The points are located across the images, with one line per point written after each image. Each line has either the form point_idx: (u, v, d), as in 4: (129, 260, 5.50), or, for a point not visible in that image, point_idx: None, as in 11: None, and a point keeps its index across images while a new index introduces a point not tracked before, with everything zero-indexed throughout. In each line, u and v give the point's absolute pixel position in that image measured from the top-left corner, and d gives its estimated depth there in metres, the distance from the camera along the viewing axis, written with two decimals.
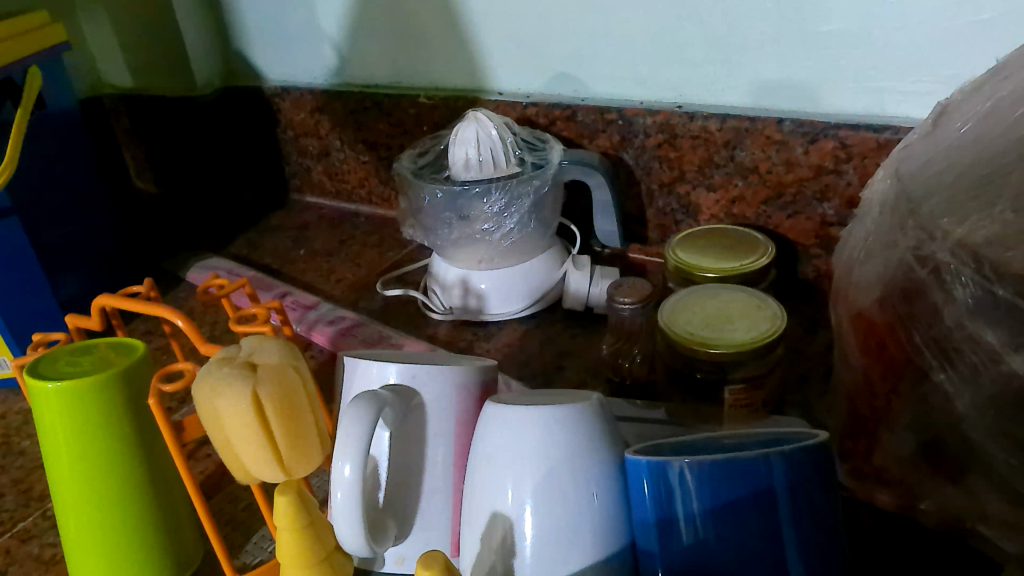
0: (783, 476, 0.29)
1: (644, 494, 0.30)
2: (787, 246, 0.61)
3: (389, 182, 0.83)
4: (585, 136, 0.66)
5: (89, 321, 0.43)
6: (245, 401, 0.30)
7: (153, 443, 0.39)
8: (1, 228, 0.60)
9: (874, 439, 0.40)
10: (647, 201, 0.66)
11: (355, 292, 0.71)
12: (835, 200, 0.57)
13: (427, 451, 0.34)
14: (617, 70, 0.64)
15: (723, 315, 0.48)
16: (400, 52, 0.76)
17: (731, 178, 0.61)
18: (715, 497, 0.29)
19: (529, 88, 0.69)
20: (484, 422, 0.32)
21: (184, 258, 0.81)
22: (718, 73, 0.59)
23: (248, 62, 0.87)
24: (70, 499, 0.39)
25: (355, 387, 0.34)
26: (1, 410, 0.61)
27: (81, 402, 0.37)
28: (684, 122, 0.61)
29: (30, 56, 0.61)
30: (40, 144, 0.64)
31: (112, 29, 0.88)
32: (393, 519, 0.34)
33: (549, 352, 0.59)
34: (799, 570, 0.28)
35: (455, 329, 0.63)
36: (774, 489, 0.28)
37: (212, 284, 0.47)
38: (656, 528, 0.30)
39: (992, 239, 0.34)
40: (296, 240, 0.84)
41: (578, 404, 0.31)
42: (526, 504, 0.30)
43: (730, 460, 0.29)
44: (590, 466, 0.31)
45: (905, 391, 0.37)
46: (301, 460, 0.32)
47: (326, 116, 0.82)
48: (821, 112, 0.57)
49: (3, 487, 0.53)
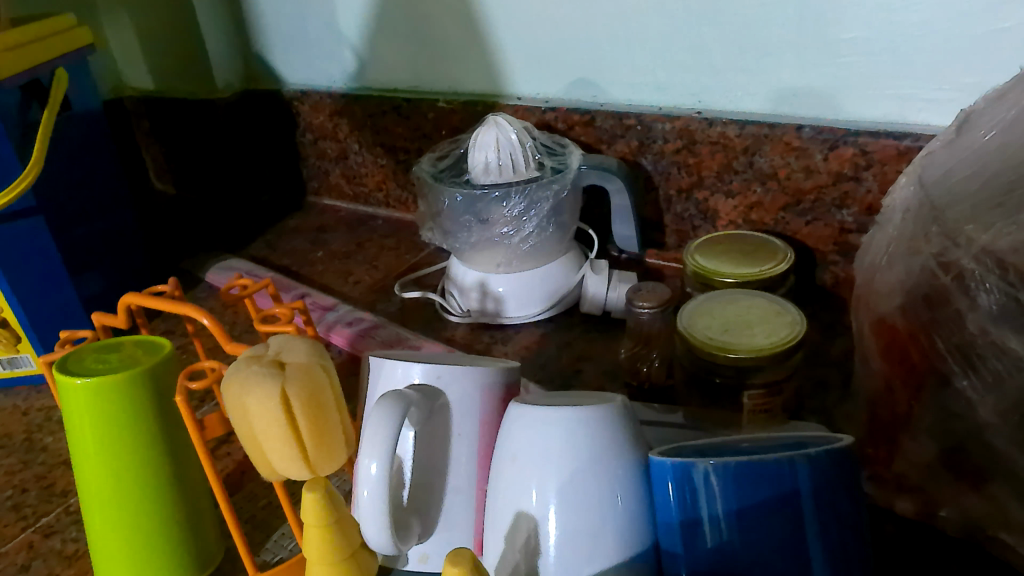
0: (807, 478, 0.29)
1: (669, 495, 0.30)
2: (805, 253, 0.61)
3: (407, 186, 0.84)
4: (604, 141, 0.67)
5: (116, 319, 0.43)
6: (272, 398, 0.30)
7: (178, 440, 0.40)
8: (26, 227, 0.61)
9: (894, 445, 0.40)
10: (665, 206, 0.67)
11: (373, 294, 0.72)
12: (854, 207, 0.57)
13: (451, 451, 0.34)
14: (635, 75, 0.64)
15: (744, 320, 0.48)
16: (420, 57, 0.77)
17: (750, 185, 0.61)
18: (739, 499, 0.29)
19: (548, 93, 0.70)
20: (509, 422, 0.33)
21: (203, 259, 0.82)
22: (737, 79, 0.60)
23: (268, 66, 0.88)
24: (97, 494, 0.39)
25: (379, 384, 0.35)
26: (23, 406, 0.62)
27: (108, 399, 0.37)
28: (703, 128, 0.61)
29: (57, 58, 0.62)
30: (67, 143, 0.65)
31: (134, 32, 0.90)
32: (416, 517, 0.34)
33: (567, 356, 0.59)
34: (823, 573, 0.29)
35: (472, 331, 0.64)
36: (799, 491, 0.29)
37: (236, 283, 0.48)
38: (680, 530, 0.30)
39: (1017, 247, 0.34)
40: (314, 242, 0.85)
41: (602, 406, 0.32)
42: (550, 504, 0.31)
43: (756, 463, 0.29)
44: (615, 467, 0.31)
45: (926, 398, 0.37)
46: (325, 457, 0.33)
47: (345, 120, 0.83)
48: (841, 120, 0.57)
49: (26, 482, 0.54)
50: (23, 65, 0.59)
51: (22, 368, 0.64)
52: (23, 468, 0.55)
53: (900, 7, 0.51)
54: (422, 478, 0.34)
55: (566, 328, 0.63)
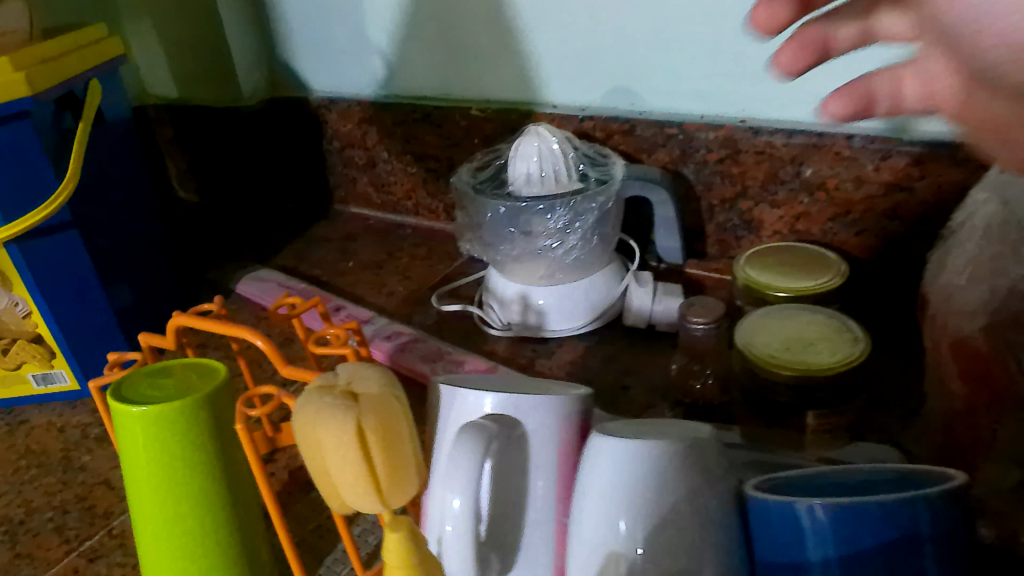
0: (924, 519, 0.28)
1: (773, 533, 0.30)
2: (853, 264, 0.60)
3: (436, 194, 0.83)
4: (644, 150, 0.65)
5: (165, 341, 0.42)
6: (344, 428, 0.29)
7: (234, 466, 0.39)
8: (61, 240, 0.59)
9: (972, 470, 0.39)
10: (707, 216, 0.65)
11: (407, 305, 0.70)
12: (907, 218, 0.56)
13: (528, 483, 0.33)
14: (676, 83, 0.63)
15: (806, 338, 0.47)
16: (451, 64, 0.75)
17: (796, 195, 0.60)
18: (843, 539, 0.28)
19: (584, 101, 0.68)
20: (589, 454, 0.32)
21: (232, 270, 0.81)
22: (784, 87, 0.58)
23: (294, 74, 0.87)
24: (153, 522, 0.38)
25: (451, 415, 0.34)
26: (59, 424, 0.61)
27: (165, 427, 0.36)
28: (747, 137, 0.60)
29: (90, 70, 0.61)
30: (100, 155, 0.64)
31: (158, 41, 0.89)
32: (495, 552, 0.32)
33: (613, 370, 0.58)
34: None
35: (513, 345, 0.63)
36: (918, 536, 0.28)
37: (284, 302, 0.47)
38: (784, 568, 0.30)
39: None
40: (344, 252, 0.83)
41: (684, 440, 0.31)
42: (639, 546, 0.30)
43: (867, 507, 0.28)
44: (705, 502, 0.30)
45: (1009, 422, 0.36)
46: (398, 491, 0.31)
47: (374, 128, 0.82)
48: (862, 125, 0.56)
49: (67, 503, 0.53)
50: (59, 77, 0.58)
51: (56, 385, 0.63)
52: (62, 488, 0.54)
53: None
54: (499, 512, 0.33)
55: (610, 341, 0.62)
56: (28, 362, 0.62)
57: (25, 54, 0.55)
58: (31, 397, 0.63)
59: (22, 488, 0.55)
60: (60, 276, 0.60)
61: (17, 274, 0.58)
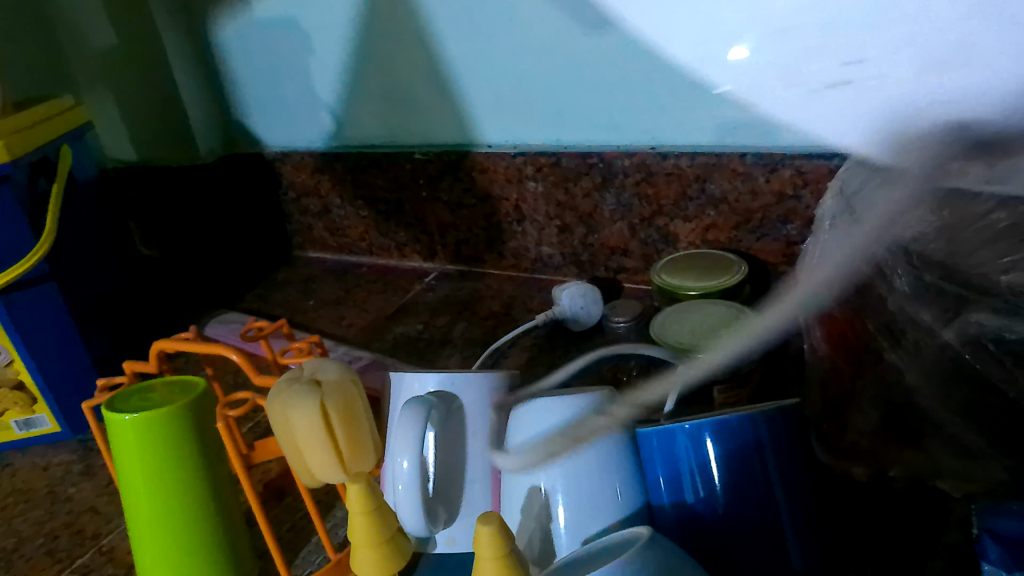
0: (778, 430, 0.34)
1: (660, 458, 0.35)
2: (758, 265, 0.66)
3: (388, 235, 0.90)
4: (570, 179, 0.72)
5: (148, 364, 0.48)
6: (310, 407, 0.35)
7: (214, 466, 0.45)
8: (41, 293, 0.65)
9: (845, 419, 0.43)
10: (628, 232, 0.72)
11: (366, 334, 0.77)
12: (797, 221, 0.63)
13: (468, 444, 0.39)
14: (596, 117, 0.70)
15: (700, 275, 0.62)
16: (395, 113, 0.82)
17: (704, 209, 0.67)
18: (726, 449, 0.34)
19: (699, 143, 0.66)
20: (518, 414, 0.37)
21: (199, 315, 0.86)
22: (683, 115, 0.65)
23: (247, 129, 0.95)
24: (143, 518, 0.44)
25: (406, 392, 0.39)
26: (42, 464, 0.66)
27: (153, 432, 0.42)
28: (658, 162, 0.67)
29: (61, 137, 0.67)
30: (73, 213, 0.69)
31: (118, 108, 0.95)
32: (442, 504, 0.38)
33: (554, 375, 0.64)
34: (807, 538, 0.34)
35: (465, 361, 0.69)
36: (764, 440, 0.34)
37: (253, 327, 0.53)
38: (672, 479, 0.35)
39: (876, 208, 0.40)
40: (304, 292, 0.89)
41: (597, 393, 0.36)
42: (558, 488, 0.35)
43: (722, 421, 0.34)
44: (605, 449, 0.35)
45: (866, 375, 0.41)
46: (357, 459, 0.37)
47: (326, 176, 0.89)
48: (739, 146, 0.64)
49: (57, 529, 0.57)
50: (31, 145, 0.63)
51: (38, 428, 0.67)
52: (51, 517, 0.58)
53: None
54: (447, 468, 0.38)
55: (550, 349, 0.68)
56: (11, 409, 0.66)
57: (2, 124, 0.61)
58: (15, 442, 0.68)
59: (12, 521, 0.59)
60: (40, 326, 0.65)
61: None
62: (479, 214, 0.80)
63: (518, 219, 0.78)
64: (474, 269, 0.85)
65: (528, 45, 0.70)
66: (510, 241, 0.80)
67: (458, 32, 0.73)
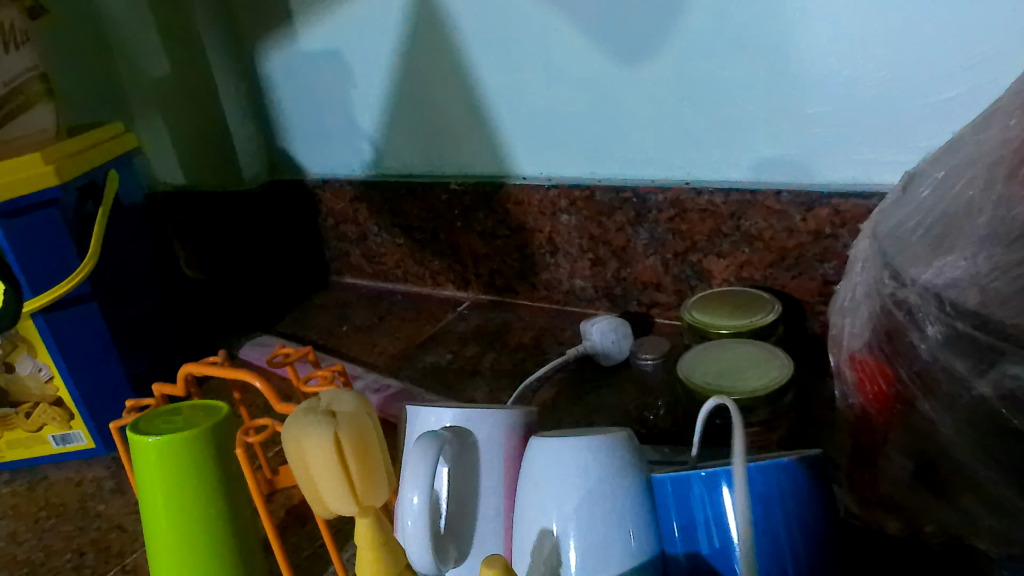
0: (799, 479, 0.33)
1: (675, 504, 0.35)
2: (793, 304, 0.65)
3: (422, 263, 0.90)
4: (604, 213, 0.72)
5: (175, 387, 0.49)
6: (323, 438, 0.35)
7: (233, 491, 0.45)
8: (82, 312, 0.66)
9: (877, 469, 0.41)
10: (661, 267, 0.71)
11: (396, 361, 0.77)
12: (834, 261, 0.61)
13: (481, 482, 0.39)
14: (630, 152, 0.70)
15: (733, 313, 0.61)
16: (433, 144, 0.83)
17: (738, 246, 0.66)
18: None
19: (734, 178, 0.65)
20: (532, 454, 0.37)
21: (235, 338, 0.88)
22: (718, 151, 0.65)
23: (291, 156, 0.97)
24: (161, 540, 0.44)
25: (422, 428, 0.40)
26: (75, 479, 0.67)
27: (174, 454, 0.42)
28: (692, 198, 0.66)
29: (109, 162, 0.70)
30: (118, 236, 0.71)
31: (168, 134, 0.98)
32: (453, 543, 0.37)
33: (581, 410, 0.63)
34: None
35: (492, 393, 0.68)
36: (786, 489, 0.33)
37: (279, 352, 0.53)
38: (688, 526, 0.34)
39: (909, 254, 0.39)
40: (338, 318, 0.90)
41: (613, 435, 0.36)
42: (570, 531, 0.34)
43: (743, 468, 0.33)
44: (618, 490, 0.35)
45: (898, 424, 0.39)
46: (370, 491, 0.37)
47: (364, 205, 0.90)
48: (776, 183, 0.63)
49: (84, 545, 0.58)
50: (82, 169, 0.65)
51: (74, 443, 0.68)
52: (79, 533, 0.59)
53: (849, 66, 0.56)
54: (459, 505, 0.38)
55: (578, 383, 0.67)
56: (49, 424, 0.68)
57: (54, 148, 0.63)
58: (51, 456, 0.69)
59: (43, 535, 0.60)
60: (80, 345, 0.66)
61: (41, 341, 0.65)
62: (513, 245, 0.80)
63: (551, 251, 0.78)
64: (506, 299, 0.85)
65: (563, 80, 0.70)
66: (543, 272, 0.80)
67: (495, 66, 0.74)
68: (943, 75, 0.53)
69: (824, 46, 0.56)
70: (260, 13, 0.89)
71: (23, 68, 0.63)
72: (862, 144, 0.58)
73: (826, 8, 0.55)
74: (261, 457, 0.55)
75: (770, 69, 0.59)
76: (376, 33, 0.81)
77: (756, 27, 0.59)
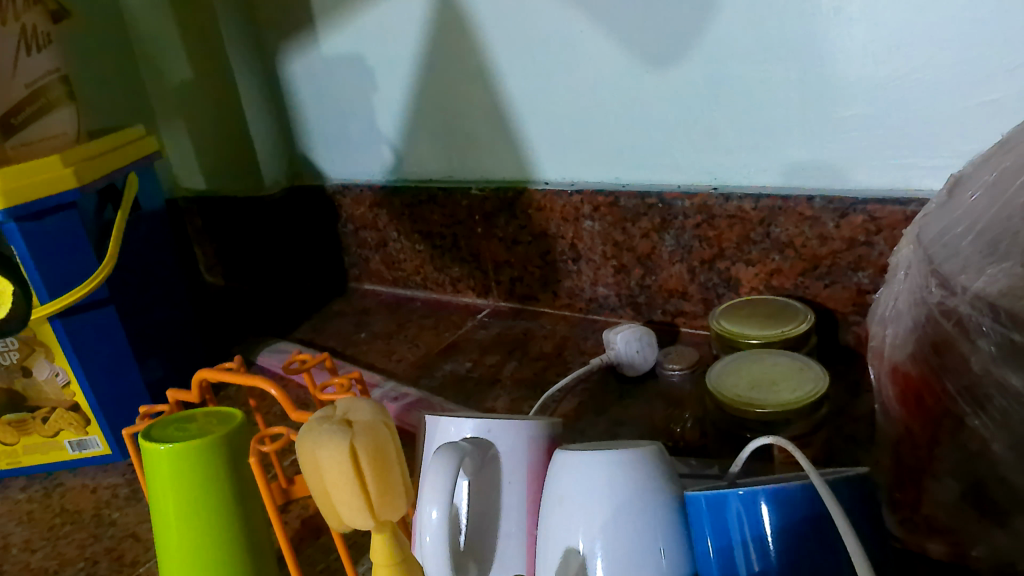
0: (842, 494, 0.32)
1: (709, 526, 0.33)
2: (826, 315, 0.62)
3: (443, 270, 0.89)
4: (628, 219, 0.70)
5: (190, 394, 0.48)
6: (340, 449, 0.33)
7: (248, 501, 0.43)
8: (100, 317, 0.66)
9: (920, 488, 0.39)
10: (687, 276, 0.69)
11: (415, 369, 0.76)
12: (869, 269, 0.59)
13: (502, 497, 0.37)
14: (657, 157, 0.68)
15: (766, 323, 0.58)
16: (454, 148, 0.82)
17: (768, 253, 0.63)
18: (783, 519, 0.31)
19: (765, 183, 0.63)
20: (557, 468, 0.35)
21: (254, 344, 0.87)
22: (748, 156, 0.63)
23: (311, 161, 0.96)
24: (173, 549, 0.43)
25: (442, 438, 0.38)
26: (91, 486, 0.66)
27: (187, 463, 0.41)
28: (720, 204, 0.64)
29: (129, 165, 0.69)
30: (136, 239, 0.71)
31: (189, 139, 0.98)
32: (473, 560, 0.36)
33: (604, 421, 0.61)
34: None
35: (513, 402, 0.67)
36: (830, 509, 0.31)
37: (296, 358, 0.52)
38: (724, 550, 0.32)
39: (961, 266, 0.37)
40: (357, 325, 0.89)
41: (643, 450, 0.34)
42: (597, 551, 0.33)
43: (784, 488, 0.31)
44: (649, 507, 0.33)
45: (945, 442, 0.37)
46: (388, 506, 0.35)
47: (384, 211, 0.89)
48: (808, 189, 0.61)
49: (97, 554, 0.57)
50: (101, 172, 0.65)
51: (90, 449, 0.68)
52: (93, 541, 0.58)
53: (890, 66, 0.54)
54: (479, 522, 0.37)
55: (602, 394, 0.65)
56: (65, 429, 0.67)
57: (74, 151, 0.62)
58: (67, 462, 0.68)
59: (56, 542, 0.59)
60: (96, 350, 0.66)
61: (59, 346, 0.64)
62: (535, 252, 0.79)
63: (574, 258, 0.76)
64: (527, 307, 0.84)
65: (588, 83, 0.69)
66: (565, 280, 0.78)
67: (519, 69, 0.73)
68: (986, 75, 0.51)
69: (860, 46, 0.54)
70: (282, 16, 0.88)
71: (45, 70, 0.62)
72: (900, 148, 0.55)
73: (863, 6, 0.53)
74: (277, 467, 0.53)
75: (803, 70, 0.57)
76: (399, 37, 0.80)
77: (790, 26, 0.57)
